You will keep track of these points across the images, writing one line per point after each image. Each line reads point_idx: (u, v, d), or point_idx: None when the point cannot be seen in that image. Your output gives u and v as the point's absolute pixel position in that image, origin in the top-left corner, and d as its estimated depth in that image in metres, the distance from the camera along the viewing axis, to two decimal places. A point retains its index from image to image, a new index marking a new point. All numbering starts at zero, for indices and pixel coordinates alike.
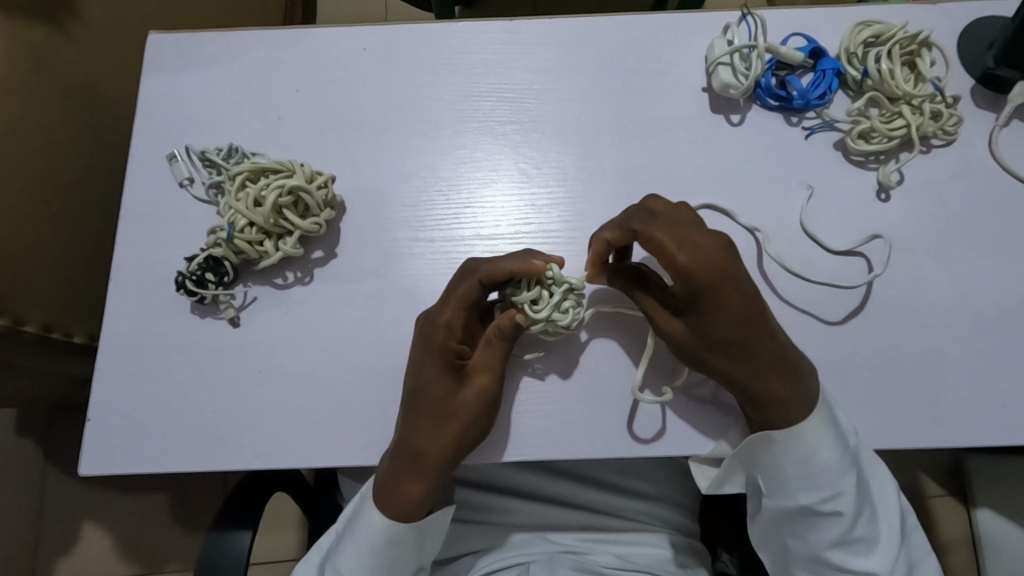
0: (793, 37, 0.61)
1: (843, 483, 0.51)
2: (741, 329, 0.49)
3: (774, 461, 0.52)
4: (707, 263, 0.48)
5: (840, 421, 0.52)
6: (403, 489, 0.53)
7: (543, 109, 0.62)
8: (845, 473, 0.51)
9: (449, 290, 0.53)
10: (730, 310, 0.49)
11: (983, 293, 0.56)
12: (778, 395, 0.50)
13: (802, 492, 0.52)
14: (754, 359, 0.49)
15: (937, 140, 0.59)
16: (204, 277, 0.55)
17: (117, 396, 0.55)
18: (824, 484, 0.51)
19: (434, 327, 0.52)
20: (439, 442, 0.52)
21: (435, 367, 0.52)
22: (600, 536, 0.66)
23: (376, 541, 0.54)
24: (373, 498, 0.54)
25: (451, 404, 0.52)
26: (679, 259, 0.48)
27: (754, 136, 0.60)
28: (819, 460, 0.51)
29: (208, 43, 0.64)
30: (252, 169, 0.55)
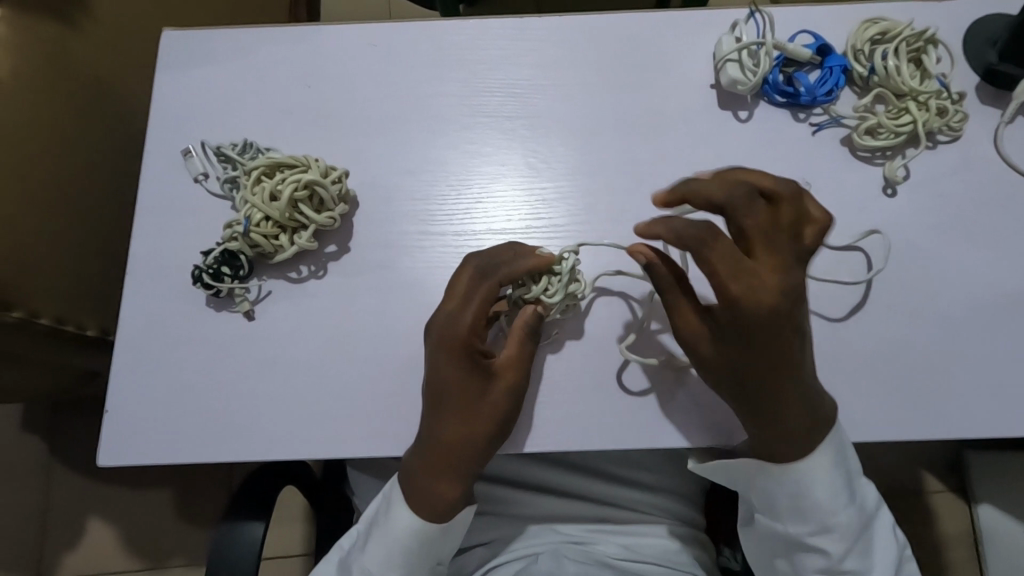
0: (800, 34, 0.62)
1: (835, 522, 0.52)
2: (770, 361, 0.48)
3: (768, 489, 0.53)
4: (762, 304, 0.46)
5: (840, 454, 0.52)
6: (434, 490, 0.52)
7: (551, 105, 0.63)
8: (839, 509, 0.52)
9: (467, 293, 0.52)
10: (766, 345, 0.48)
11: (987, 287, 0.57)
12: (784, 426, 0.50)
13: (793, 522, 0.53)
14: (774, 390, 0.49)
15: (943, 136, 0.60)
16: (219, 271, 0.56)
17: (133, 388, 0.56)
18: (814, 518, 0.52)
19: (457, 328, 0.51)
20: (469, 441, 0.51)
21: (459, 369, 0.51)
22: (605, 527, 0.66)
23: (403, 539, 0.53)
24: (404, 497, 0.54)
25: (479, 403, 0.51)
26: (733, 288, 0.46)
27: (761, 132, 0.61)
28: (813, 495, 0.52)
29: (220, 39, 0.65)
30: (266, 164, 0.56)
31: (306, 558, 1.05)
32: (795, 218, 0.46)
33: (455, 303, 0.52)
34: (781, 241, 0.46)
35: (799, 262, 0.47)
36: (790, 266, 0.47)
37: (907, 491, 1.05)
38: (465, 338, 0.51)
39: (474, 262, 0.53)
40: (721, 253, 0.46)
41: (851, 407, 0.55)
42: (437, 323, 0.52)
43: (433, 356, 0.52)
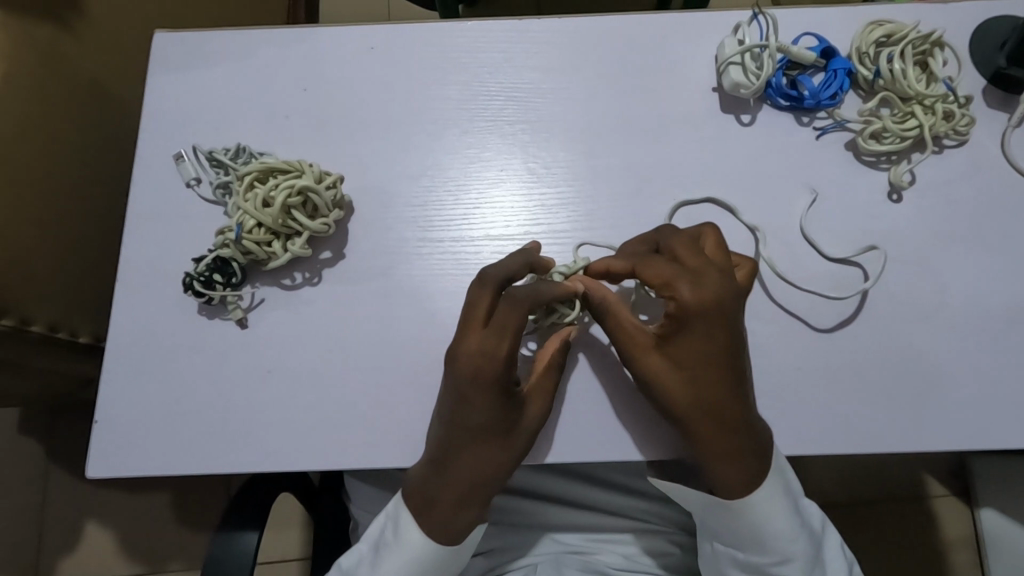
0: (803, 37, 0.61)
1: (793, 550, 0.51)
2: (716, 384, 0.48)
3: (727, 524, 0.52)
4: (703, 303, 0.48)
5: (788, 477, 0.52)
6: (452, 515, 0.51)
7: (551, 108, 0.61)
8: (797, 538, 0.51)
9: (501, 322, 0.48)
10: (704, 350, 0.48)
11: (993, 294, 0.56)
12: (732, 462, 0.49)
13: (753, 553, 0.52)
14: (721, 418, 0.49)
15: (949, 140, 0.59)
16: (212, 278, 0.55)
17: (125, 397, 0.55)
18: (775, 549, 0.51)
19: (495, 362, 0.47)
20: (494, 469, 0.50)
21: (492, 402, 0.48)
22: (603, 535, 0.66)
23: (416, 560, 0.52)
24: (416, 519, 0.52)
25: (509, 433, 0.50)
26: (675, 288, 0.49)
27: (764, 136, 0.60)
28: (771, 528, 0.51)
29: (213, 41, 0.64)
30: (259, 169, 0.55)
31: (303, 563, 1.04)
32: (720, 242, 0.51)
33: (489, 333, 0.48)
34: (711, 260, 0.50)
35: (732, 274, 0.50)
36: (726, 276, 0.49)
37: (909, 495, 1.04)
38: (502, 371, 0.48)
39: (500, 283, 0.50)
40: (656, 263, 0.50)
41: (856, 417, 0.53)
42: (468, 353, 0.48)
43: (462, 387, 0.48)
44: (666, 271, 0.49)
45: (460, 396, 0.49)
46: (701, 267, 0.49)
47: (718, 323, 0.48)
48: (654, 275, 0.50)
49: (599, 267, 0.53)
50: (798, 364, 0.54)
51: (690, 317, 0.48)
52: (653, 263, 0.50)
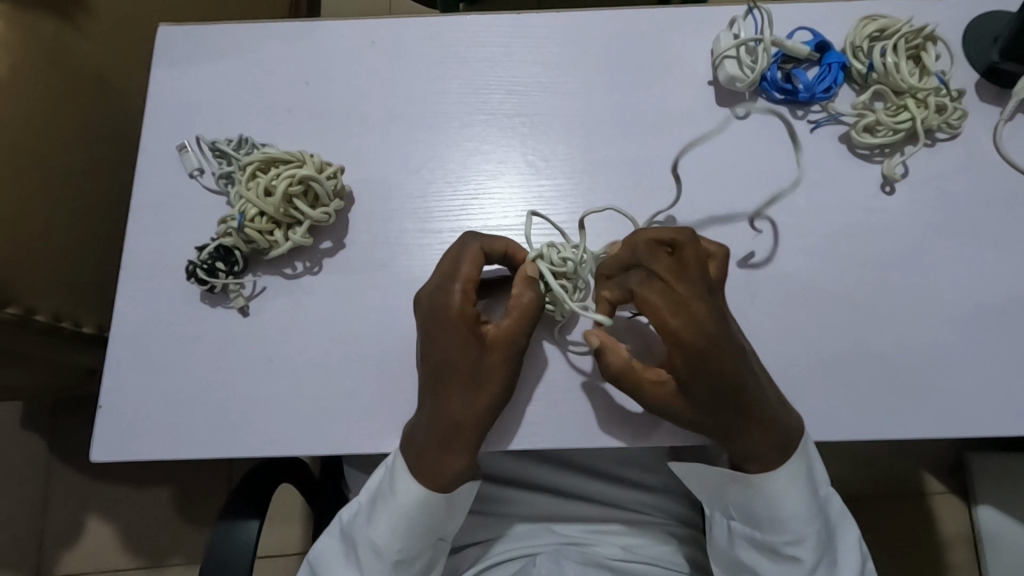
0: (798, 31, 0.62)
1: (805, 532, 0.52)
2: (737, 424, 0.50)
3: (741, 498, 0.54)
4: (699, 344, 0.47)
5: (811, 460, 0.53)
6: (438, 461, 0.52)
7: (550, 102, 0.62)
8: (812, 521, 0.52)
9: (454, 262, 0.51)
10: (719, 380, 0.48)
11: (984, 286, 0.56)
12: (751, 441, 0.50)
13: (770, 531, 0.53)
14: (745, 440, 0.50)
15: (942, 134, 0.60)
16: (215, 266, 0.55)
17: (128, 383, 0.56)
18: (788, 528, 0.52)
19: (449, 298, 0.50)
20: (474, 409, 0.50)
21: (456, 340, 0.50)
22: (602, 527, 0.66)
23: (408, 510, 0.53)
24: (407, 466, 0.53)
25: (476, 371, 0.50)
26: (670, 324, 0.47)
27: (759, 129, 0.60)
28: (786, 507, 0.52)
29: (217, 34, 0.65)
30: (261, 159, 0.56)
31: (304, 556, 1.04)
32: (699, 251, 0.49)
33: (444, 273, 0.52)
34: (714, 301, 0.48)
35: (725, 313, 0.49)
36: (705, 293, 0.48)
37: (907, 493, 1.04)
38: (458, 308, 0.50)
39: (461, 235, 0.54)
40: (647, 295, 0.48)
41: (848, 405, 0.54)
42: (427, 296, 0.52)
43: (426, 329, 0.51)
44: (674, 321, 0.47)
45: (425, 341, 0.51)
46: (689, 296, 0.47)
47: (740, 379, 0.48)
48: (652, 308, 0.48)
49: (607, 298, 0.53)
50: (793, 353, 0.55)
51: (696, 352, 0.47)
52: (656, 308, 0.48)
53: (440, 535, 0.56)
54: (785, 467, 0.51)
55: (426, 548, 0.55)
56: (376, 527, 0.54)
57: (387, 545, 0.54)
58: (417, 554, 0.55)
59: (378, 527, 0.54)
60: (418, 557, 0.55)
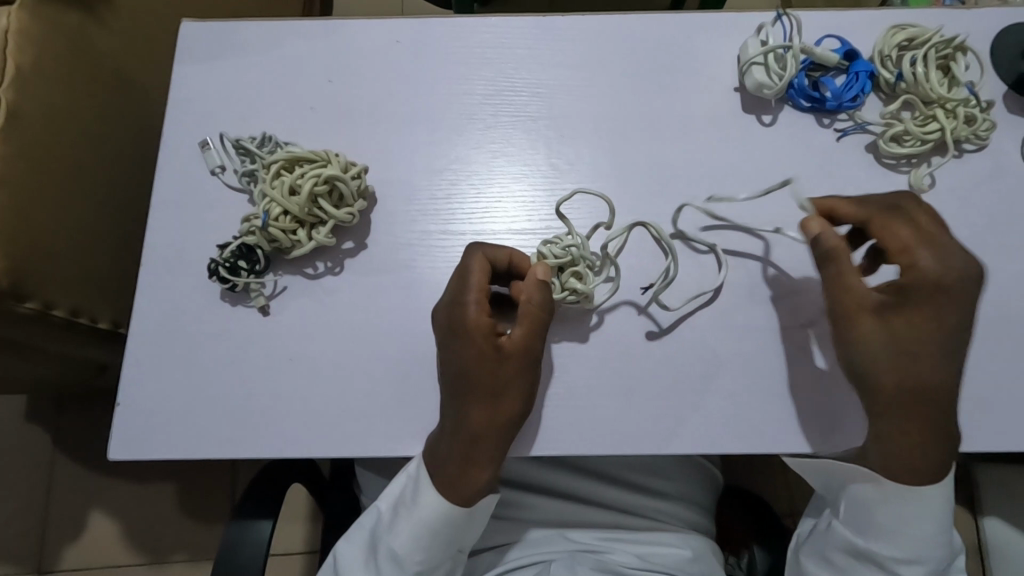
0: (826, 39, 0.61)
1: (929, 552, 0.52)
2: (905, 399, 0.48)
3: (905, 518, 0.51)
4: (934, 273, 0.49)
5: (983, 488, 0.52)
6: (461, 475, 0.51)
7: (574, 105, 0.62)
8: (918, 538, 0.51)
9: (464, 273, 0.51)
10: (925, 329, 0.48)
11: (1010, 298, 0.56)
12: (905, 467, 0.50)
13: (886, 544, 0.52)
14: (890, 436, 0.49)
15: (970, 145, 0.59)
16: (237, 264, 0.55)
17: (146, 382, 0.55)
18: (918, 548, 0.51)
19: (464, 309, 0.51)
20: (497, 419, 0.50)
21: (475, 353, 0.50)
22: (616, 534, 0.66)
23: (432, 521, 0.53)
24: (431, 480, 0.52)
25: (495, 380, 0.50)
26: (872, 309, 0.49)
27: (786, 137, 0.60)
28: (931, 525, 0.51)
29: (240, 31, 0.65)
30: (286, 158, 0.55)
31: (310, 556, 1.04)
32: (923, 208, 0.51)
33: (456, 284, 0.52)
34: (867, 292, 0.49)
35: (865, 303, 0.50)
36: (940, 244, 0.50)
37: None
38: (472, 319, 0.50)
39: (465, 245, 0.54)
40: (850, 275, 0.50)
41: None
42: (443, 309, 0.52)
43: (446, 345, 0.51)
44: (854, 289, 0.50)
45: (447, 354, 0.51)
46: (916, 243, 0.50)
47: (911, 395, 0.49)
48: (898, 243, 0.50)
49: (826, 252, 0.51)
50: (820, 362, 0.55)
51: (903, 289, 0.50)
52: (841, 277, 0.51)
53: (459, 547, 0.55)
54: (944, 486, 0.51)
55: (444, 559, 0.55)
56: (401, 537, 0.53)
57: (410, 554, 0.53)
58: (435, 564, 0.55)
59: (399, 534, 0.53)
60: (438, 567, 0.55)
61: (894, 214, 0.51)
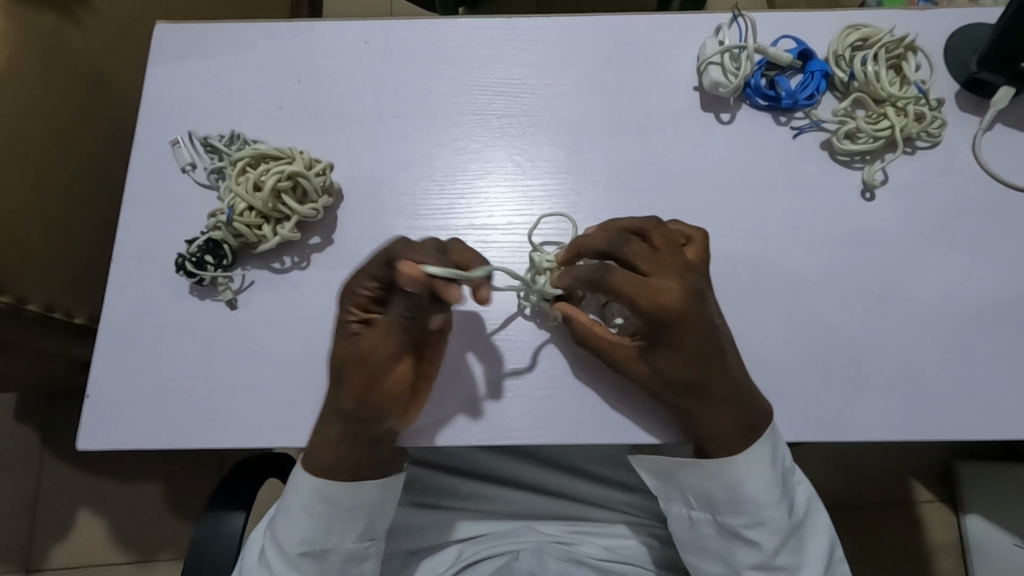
0: (783, 39, 0.63)
1: (766, 515, 0.51)
2: (701, 373, 0.50)
3: (698, 483, 0.53)
4: (672, 309, 0.49)
5: (775, 449, 0.52)
6: (324, 449, 0.53)
7: (538, 104, 0.63)
8: (767, 503, 0.51)
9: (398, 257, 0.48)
10: (690, 345, 0.49)
11: (961, 290, 0.57)
12: (721, 434, 0.51)
13: (727, 515, 0.53)
14: (715, 398, 0.50)
15: (922, 142, 0.61)
16: (203, 259, 0.56)
17: (116, 373, 0.57)
18: (747, 511, 0.52)
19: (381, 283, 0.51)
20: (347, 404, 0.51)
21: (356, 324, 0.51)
22: (585, 527, 0.67)
23: (315, 506, 0.53)
24: (309, 468, 0.54)
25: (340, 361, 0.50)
26: (641, 303, 0.49)
27: (742, 135, 0.61)
28: (743, 489, 0.51)
29: (213, 32, 0.66)
30: (252, 155, 0.57)
31: None
32: (667, 239, 0.51)
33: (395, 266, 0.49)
34: (667, 260, 0.50)
35: (689, 270, 0.50)
36: (685, 271, 0.50)
37: (898, 502, 1.05)
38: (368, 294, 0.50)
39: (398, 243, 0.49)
40: (620, 277, 0.49)
41: (829, 407, 0.55)
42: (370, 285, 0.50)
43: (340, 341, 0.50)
44: (630, 283, 0.49)
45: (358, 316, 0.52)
46: (659, 273, 0.50)
47: (710, 376, 0.50)
48: (626, 285, 0.49)
49: (636, 249, 0.50)
50: (773, 354, 0.56)
51: (662, 315, 0.49)
52: (614, 275, 0.49)
53: (370, 530, 0.56)
54: (745, 450, 0.51)
55: (350, 544, 0.55)
56: (289, 534, 0.53)
57: (302, 548, 0.53)
58: (334, 550, 0.54)
59: (287, 531, 0.53)
60: (340, 554, 0.54)
61: (626, 240, 0.51)
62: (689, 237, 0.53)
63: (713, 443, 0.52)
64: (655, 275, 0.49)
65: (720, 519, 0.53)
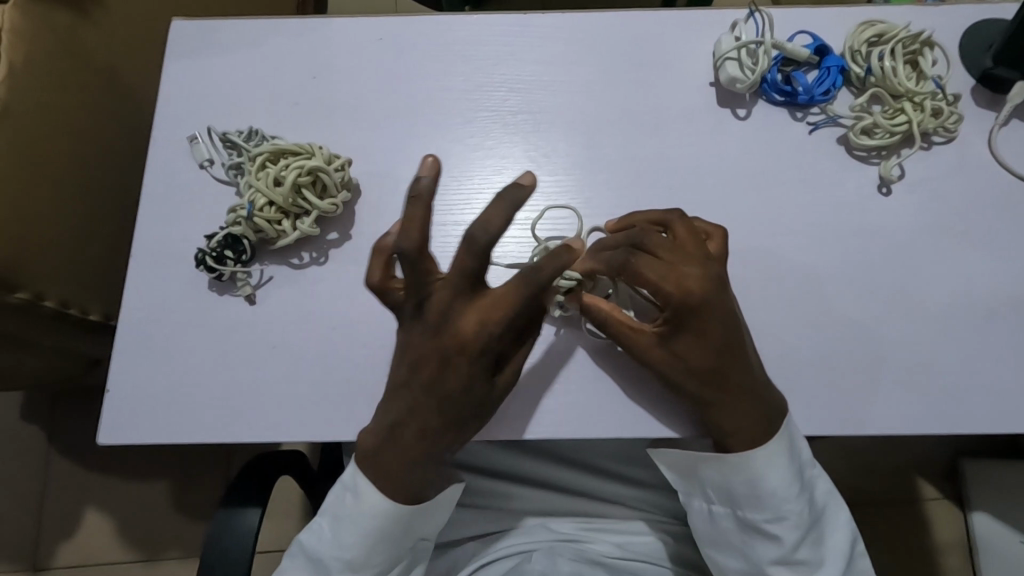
0: (798, 35, 0.63)
1: (787, 510, 0.51)
2: (719, 363, 0.50)
3: (719, 478, 0.53)
4: (694, 297, 0.48)
5: (795, 442, 0.53)
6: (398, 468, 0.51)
7: (554, 99, 0.63)
8: (788, 497, 0.51)
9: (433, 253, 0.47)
10: (712, 333, 0.49)
11: (976, 285, 0.58)
12: (738, 426, 0.51)
13: (748, 509, 0.53)
14: (732, 389, 0.50)
15: (938, 137, 0.61)
16: (223, 254, 0.57)
17: (135, 368, 0.57)
18: (769, 505, 0.52)
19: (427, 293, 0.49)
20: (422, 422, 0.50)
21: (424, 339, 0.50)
22: (599, 524, 0.67)
23: (379, 525, 0.52)
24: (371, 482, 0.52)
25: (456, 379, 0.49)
26: (664, 290, 0.49)
27: (758, 130, 0.62)
28: (765, 483, 0.51)
29: (229, 28, 0.66)
30: (271, 150, 0.57)
31: None
32: (691, 230, 0.51)
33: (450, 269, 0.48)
34: (690, 248, 0.50)
35: (710, 260, 0.50)
36: (708, 261, 0.50)
37: (905, 499, 1.05)
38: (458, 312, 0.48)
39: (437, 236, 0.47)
40: (644, 264, 0.50)
41: (847, 402, 0.55)
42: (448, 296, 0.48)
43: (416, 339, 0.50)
44: (655, 269, 0.49)
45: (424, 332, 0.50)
46: (681, 260, 0.49)
47: (727, 365, 0.50)
48: (651, 273, 0.49)
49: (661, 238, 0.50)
50: (791, 349, 0.56)
51: (685, 305, 0.49)
52: (640, 261, 0.50)
53: (420, 537, 0.56)
54: (765, 444, 0.51)
55: (405, 550, 0.55)
56: (351, 549, 0.52)
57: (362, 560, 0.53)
58: (395, 559, 0.55)
59: (350, 546, 0.52)
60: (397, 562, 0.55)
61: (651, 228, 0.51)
62: (708, 233, 0.53)
63: (731, 434, 0.52)
64: (679, 263, 0.49)
65: (740, 514, 0.53)
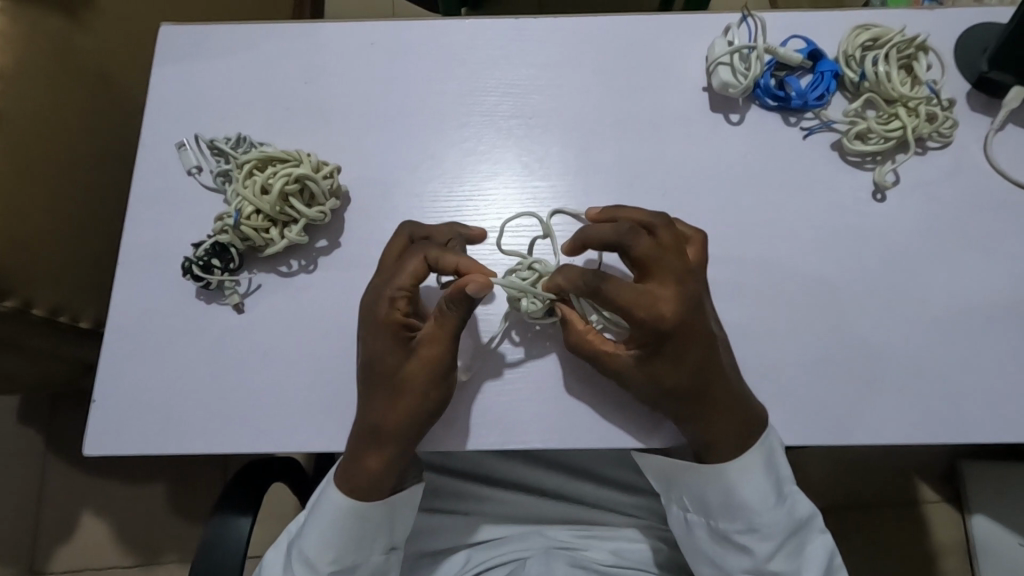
0: (792, 39, 0.63)
1: (761, 522, 0.51)
2: (698, 382, 0.49)
3: (695, 488, 0.53)
4: (670, 318, 0.48)
5: (774, 456, 0.52)
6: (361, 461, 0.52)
7: (547, 104, 0.63)
8: (762, 509, 0.51)
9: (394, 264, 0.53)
10: (688, 353, 0.49)
11: (971, 292, 0.57)
12: (724, 439, 0.51)
13: (721, 520, 0.53)
14: (716, 404, 0.50)
15: (933, 142, 0.60)
16: (210, 262, 0.56)
17: (122, 377, 0.56)
18: (741, 516, 0.52)
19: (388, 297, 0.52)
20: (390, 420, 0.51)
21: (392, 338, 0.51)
22: (593, 531, 0.66)
23: (338, 522, 0.53)
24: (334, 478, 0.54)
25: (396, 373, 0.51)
26: (637, 313, 0.48)
27: (752, 135, 0.61)
28: (739, 494, 0.51)
29: (219, 33, 0.66)
30: (259, 157, 0.57)
31: None
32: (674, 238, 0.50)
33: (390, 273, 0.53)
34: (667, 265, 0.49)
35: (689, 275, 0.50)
36: (683, 278, 0.49)
37: (903, 502, 1.04)
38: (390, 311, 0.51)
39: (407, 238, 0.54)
40: (618, 284, 0.49)
41: (840, 411, 0.54)
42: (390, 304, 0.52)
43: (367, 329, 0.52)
44: (625, 289, 0.48)
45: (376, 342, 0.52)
46: (657, 280, 0.49)
47: (714, 379, 0.50)
48: (624, 298, 0.48)
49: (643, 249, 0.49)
50: (784, 357, 0.55)
51: (660, 326, 0.48)
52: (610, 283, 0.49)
53: (386, 540, 0.55)
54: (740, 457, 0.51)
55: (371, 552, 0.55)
56: (311, 544, 0.53)
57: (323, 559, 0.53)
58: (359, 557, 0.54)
59: (310, 540, 0.53)
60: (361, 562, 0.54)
61: (634, 236, 0.49)
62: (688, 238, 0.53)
63: (717, 448, 0.51)
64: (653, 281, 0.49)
65: (715, 524, 0.53)
